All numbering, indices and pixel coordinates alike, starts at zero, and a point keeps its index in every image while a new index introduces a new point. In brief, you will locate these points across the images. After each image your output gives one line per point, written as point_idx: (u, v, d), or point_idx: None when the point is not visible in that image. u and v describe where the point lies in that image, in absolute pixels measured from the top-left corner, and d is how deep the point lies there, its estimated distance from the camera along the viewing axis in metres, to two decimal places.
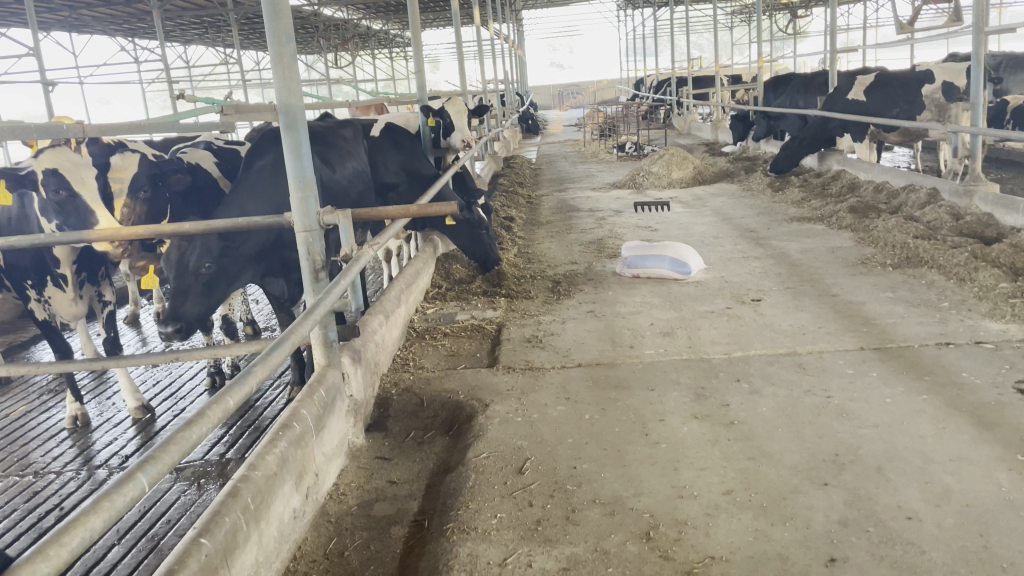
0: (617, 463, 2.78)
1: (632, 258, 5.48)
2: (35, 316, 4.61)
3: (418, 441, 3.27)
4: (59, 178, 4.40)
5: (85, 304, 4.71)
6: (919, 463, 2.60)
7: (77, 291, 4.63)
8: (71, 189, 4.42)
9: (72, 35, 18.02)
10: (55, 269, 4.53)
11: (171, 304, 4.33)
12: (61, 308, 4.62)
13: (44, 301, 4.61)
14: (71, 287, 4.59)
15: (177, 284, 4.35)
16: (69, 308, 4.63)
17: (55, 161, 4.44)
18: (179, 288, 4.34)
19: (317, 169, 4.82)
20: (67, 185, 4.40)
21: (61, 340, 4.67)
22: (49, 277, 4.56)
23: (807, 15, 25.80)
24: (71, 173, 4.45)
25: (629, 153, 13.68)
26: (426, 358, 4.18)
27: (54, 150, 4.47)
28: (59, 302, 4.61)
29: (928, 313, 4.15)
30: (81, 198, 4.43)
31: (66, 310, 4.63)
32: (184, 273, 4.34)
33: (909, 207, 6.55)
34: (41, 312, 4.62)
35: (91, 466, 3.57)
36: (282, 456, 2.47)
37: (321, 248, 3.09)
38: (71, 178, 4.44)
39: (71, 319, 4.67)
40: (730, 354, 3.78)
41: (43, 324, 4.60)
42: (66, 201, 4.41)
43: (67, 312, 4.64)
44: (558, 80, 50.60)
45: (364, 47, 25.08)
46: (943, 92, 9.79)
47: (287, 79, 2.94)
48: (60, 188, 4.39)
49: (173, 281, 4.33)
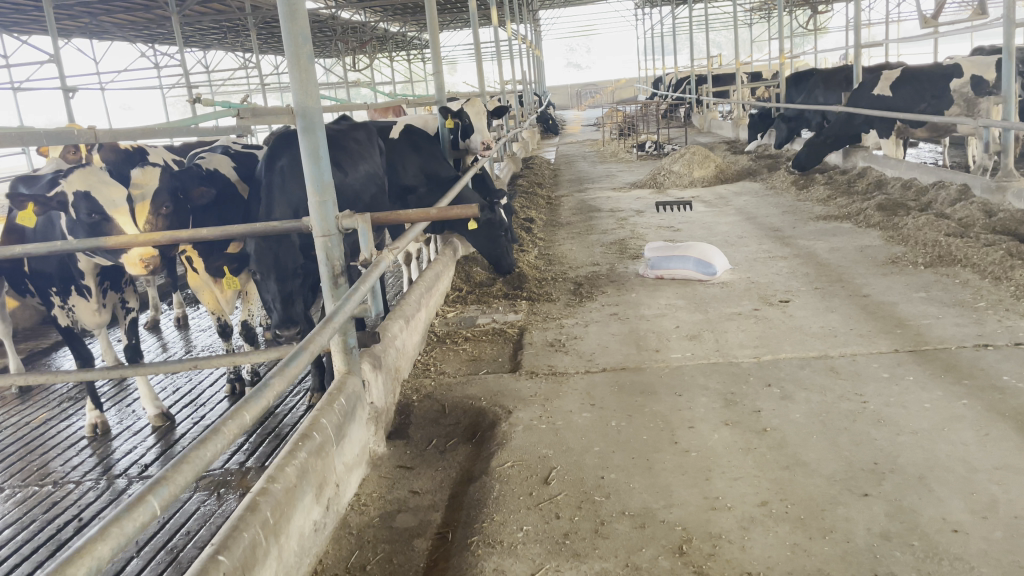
0: (647, 472, 2.69)
1: (655, 259, 5.39)
2: (59, 323, 4.56)
3: (441, 449, 3.20)
4: (90, 202, 4.30)
5: (108, 312, 4.68)
6: (962, 472, 2.49)
7: (100, 300, 4.59)
8: (104, 213, 4.33)
9: (93, 42, 18.19)
10: (79, 280, 4.50)
11: (282, 310, 4.36)
12: (86, 317, 4.57)
13: (68, 309, 4.58)
14: (94, 297, 4.55)
15: (282, 289, 4.36)
16: (94, 318, 4.59)
17: (86, 182, 4.34)
18: (286, 292, 4.37)
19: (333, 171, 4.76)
20: (98, 207, 4.32)
21: (83, 347, 4.60)
22: (73, 286, 4.53)
23: (826, 10, 25.54)
24: (102, 195, 4.35)
25: (650, 152, 13.57)
26: (447, 363, 4.11)
27: (83, 171, 4.37)
28: (82, 311, 4.57)
29: (964, 313, 4.02)
30: (112, 218, 4.35)
31: (90, 319, 4.59)
32: (285, 274, 4.36)
33: (939, 204, 6.39)
34: (65, 319, 4.57)
35: (111, 475, 3.53)
36: (302, 467, 2.41)
37: (340, 254, 3.02)
38: (102, 198, 4.35)
39: (93, 327, 4.63)
40: (759, 358, 3.68)
41: (66, 331, 4.55)
42: (98, 223, 4.33)
43: (92, 321, 4.59)
44: (576, 80, 50.52)
45: (381, 49, 25.14)
46: (972, 86, 9.52)
47: (304, 82, 2.88)
48: (93, 211, 4.31)
49: (279, 287, 4.35)
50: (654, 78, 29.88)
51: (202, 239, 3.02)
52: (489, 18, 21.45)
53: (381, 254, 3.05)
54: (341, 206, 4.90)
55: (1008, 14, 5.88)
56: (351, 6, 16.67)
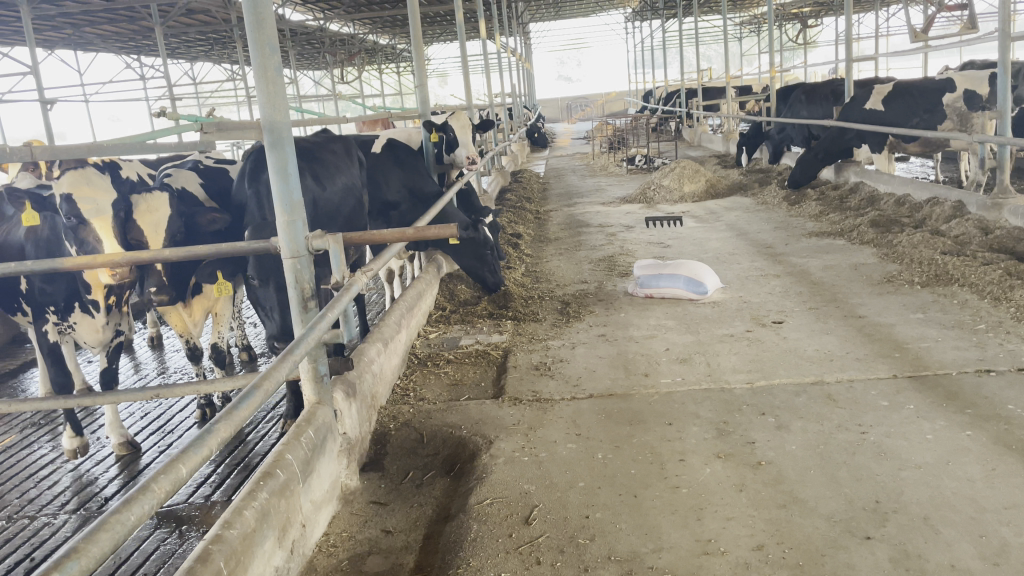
0: (635, 511, 2.52)
1: (644, 277, 5.24)
2: (47, 340, 4.23)
3: (417, 483, 3.03)
4: (68, 203, 4.07)
5: (113, 330, 4.33)
6: (970, 512, 2.33)
7: (106, 317, 4.27)
8: (83, 218, 4.07)
9: (77, 52, 17.91)
10: (86, 295, 4.21)
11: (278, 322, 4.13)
12: (86, 334, 4.25)
13: (68, 328, 4.25)
14: (101, 313, 4.25)
15: (281, 298, 4.18)
16: (95, 334, 4.27)
17: (71, 183, 4.14)
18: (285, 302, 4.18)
19: (307, 187, 4.60)
20: (75, 209, 4.07)
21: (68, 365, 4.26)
22: (78, 303, 4.23)
23: (816, 24, 25.63)
24: (85, 198, 4.10)
25: (639, 166, 13.45)
26: (428, 388, 3.93)
27: (76, 171, 4.20)
28: (84, 328, 4.25)
29: (964, 337, 3.87)
30: (89, 221, 4.08)
31: (90, 336, 4.26)
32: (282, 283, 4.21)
33: (934, 221, 6.28)
34: (56, 335, 4.23)
35: (69, 510, 3.34)
36: (262, 509, 2.22)
37: (311, 275, 2.86)
38: (85, 200, 4.10)
39: (95, 347, 4.29)
40: (752, 384, 3.53)
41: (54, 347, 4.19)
42: (75, 226, 4.08)
43: (92, 338, 4.27)
44: (565, 93, 50.65)
45: (371, 62, 24.98)
46: (965, 101, 9.56)
47: (271, 95, 2.72)
48: (71, 214, 4.07)
49: (277, 296, 4.17)
50: (644, 91, 29.89)
51: (167, 259, 2.83)
52: (479, 31, 21.35)
53: (353, 277, 2.87)
54: (318, 220, 4.74)
55: (1005, 26, 5.78)
56: (339, 19, 16.51)
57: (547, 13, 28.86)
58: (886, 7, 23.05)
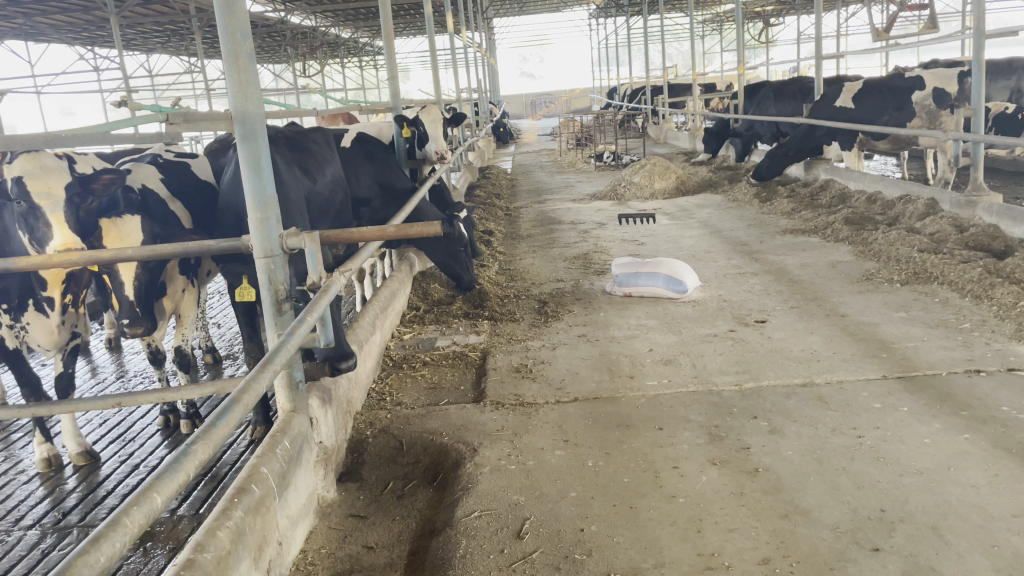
0: (632, 523, 2.41)
1: (623, 275, 5.13)
2: (5, 345, 3.95)
3: (398, 494, 2.88)
4: (19, 186, 3.66)
5: (69, 330, 4.05)
6: (978, 521, 2.25)
7: (61, 318, 3.98)
8: (31, 201, 3.66)
9: (28, 43, 17.30)
10: (40, 292, 3.90)
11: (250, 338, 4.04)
12: (39, 335, 3.96)
13: (19, 328, 3.95)
14: (55, 313, 3.95)
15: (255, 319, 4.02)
16: (49, 336, 3.98)
17: (24, 167, 3.71)
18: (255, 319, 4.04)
19: (296, 180, 4.44)
20: (27, 196, 3.66)
21: (28, 369, 3.96)
22: (32, 300, 3.92)
23: (777, 23, 25.98)
24: (36, 178, 3.69)
25: (607, 162, 13.39)
26: (405, 392, 3.77)
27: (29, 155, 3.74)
28: (37, 329, 3.95)
29: (950, 336, 3.83)
30: (42, 210, 3.66)
31: (44, 338, 3.97)
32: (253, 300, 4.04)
33: (908, 219, 6.28)
34: (12, 340, 3.95)
35: (23, 526, 3.12)
36: (237, 529, 2.05)
37: (285, 276, 2.69)
38: (37, 184, 3.68)
39: (49, 348, 4.01)
40: (740, 386, 3.43)
41: (13, 353, 3.94)
42: (27, 213, 3.68)
43: (46, 339, 3.98)
44: (529, 88, 50.73)
45: (333, 56, 24.59)
46: (934, 99, 9.51)
47: (243, 85, 2.53)
48: (20, 197, 3.67)
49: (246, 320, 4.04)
50: (609, 87, 29.91)
51: (129, 258, 2.64)
52: (444, 26, 21.16)
53: (330, 278, 2.72)
54: (312, 217, 4.63)
55: (981, 22, 5.79)
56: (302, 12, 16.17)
57: (512, 8, 28.69)
58: (847, 6, 23.36)
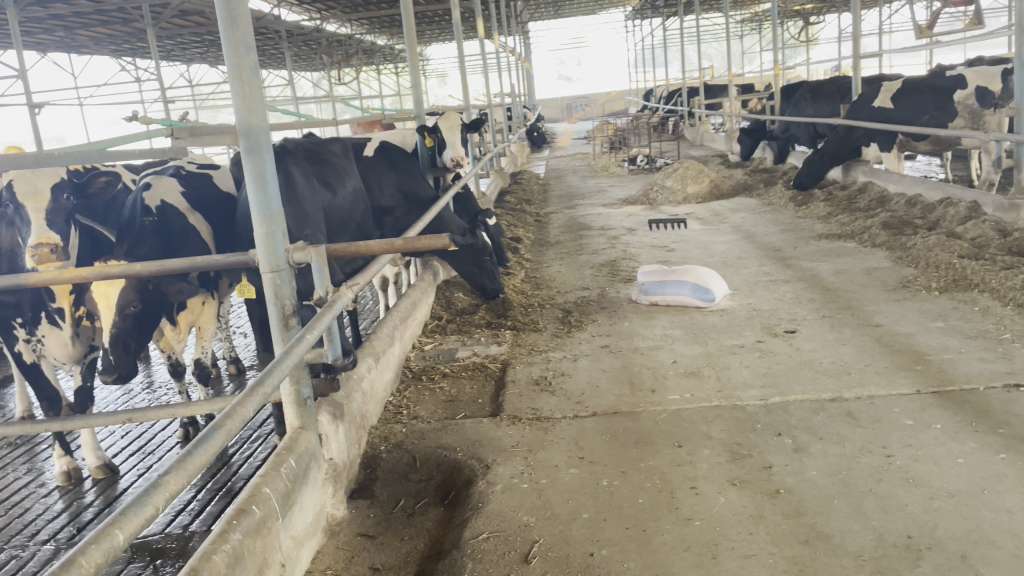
0: (643, 547, 2.31)
1: (649, 283, 5.02)
2: (23, 359, 3.99)
3: (409, 512, 2.82)
4: (8, 190, 3.88)
5: (82, 343, 4.10)
6: (1013, 550, 2.12)
7: (73, 330, 4.02)
8: (19, 202, 3.87)
9: (71, 56, 17.69)
10: (50, 303, 3.95)
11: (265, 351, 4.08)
12: (54, 348, 3.99)
13: (35, 342, 3.98)
14: (67, 325, 3.98)
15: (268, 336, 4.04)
16: (64, 349, 4.01)
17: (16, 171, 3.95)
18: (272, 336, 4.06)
19: (315, 192, 4.42)
20: (14, 197, 3.87)
21: (47, 383, 3.99)
22: (45, 312, 3.96)
23: (818, 22, 25.58)
24: (26, 182, 3.90)
25: (641, 166, 13.23)
26: (421, 405, 3.72)
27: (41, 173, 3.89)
28: (53, 342, 3.98)
29: (989, 347, 3.66)
30: (26, 209, 3.85)
31: (60, 351, 4.00)
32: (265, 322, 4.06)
33: (948, 222, 6.06)
34: (29, 355, 3.98)
35: (38, 540, 3.13)
36: (234, 552, 2.01)
37: (291, 291, 2.64)
38: (26, 187, 3.89)
39: (65, 360, 4.05)
40: (766, 401, 3.31)
41: (31, 368, 3.95)
42: (15, 212, 3.90)
43: (61, 352, 4.01)
44: (565, 91, 50.62)
45: (369, 63, 24.77)
46: (977, 98, 9.23)
47: (247, 97, 2.49)
48: (10, 199, 3.90)
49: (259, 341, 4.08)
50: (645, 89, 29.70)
51: (135, 274, 2.57)
52: (477, 31, 21.18)
53: (337, 292, 2.66)
54: (332, 229, 4.61)
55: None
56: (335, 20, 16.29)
57: (549, 11, 28.65)
58: (889, 4, 22.92)
